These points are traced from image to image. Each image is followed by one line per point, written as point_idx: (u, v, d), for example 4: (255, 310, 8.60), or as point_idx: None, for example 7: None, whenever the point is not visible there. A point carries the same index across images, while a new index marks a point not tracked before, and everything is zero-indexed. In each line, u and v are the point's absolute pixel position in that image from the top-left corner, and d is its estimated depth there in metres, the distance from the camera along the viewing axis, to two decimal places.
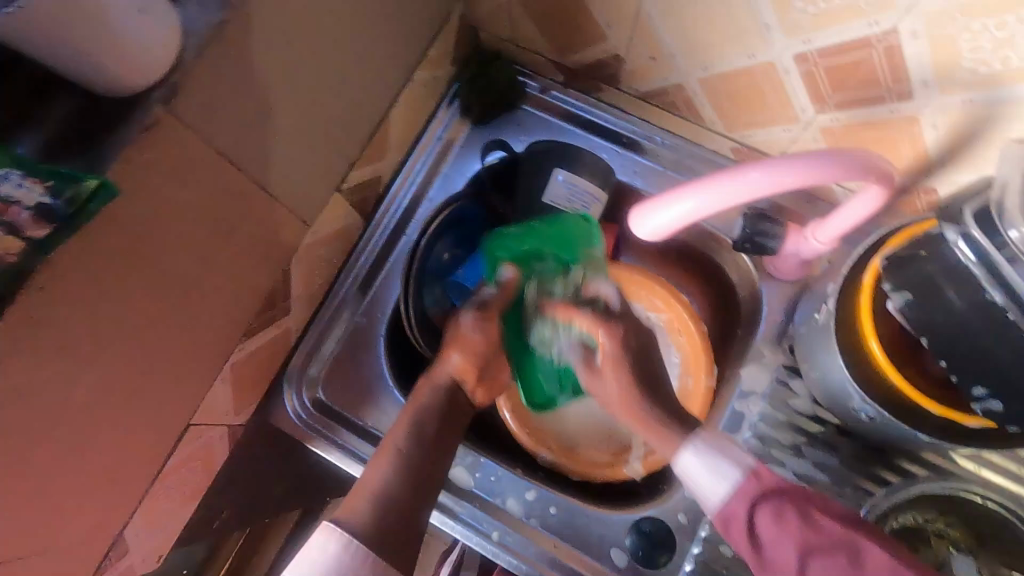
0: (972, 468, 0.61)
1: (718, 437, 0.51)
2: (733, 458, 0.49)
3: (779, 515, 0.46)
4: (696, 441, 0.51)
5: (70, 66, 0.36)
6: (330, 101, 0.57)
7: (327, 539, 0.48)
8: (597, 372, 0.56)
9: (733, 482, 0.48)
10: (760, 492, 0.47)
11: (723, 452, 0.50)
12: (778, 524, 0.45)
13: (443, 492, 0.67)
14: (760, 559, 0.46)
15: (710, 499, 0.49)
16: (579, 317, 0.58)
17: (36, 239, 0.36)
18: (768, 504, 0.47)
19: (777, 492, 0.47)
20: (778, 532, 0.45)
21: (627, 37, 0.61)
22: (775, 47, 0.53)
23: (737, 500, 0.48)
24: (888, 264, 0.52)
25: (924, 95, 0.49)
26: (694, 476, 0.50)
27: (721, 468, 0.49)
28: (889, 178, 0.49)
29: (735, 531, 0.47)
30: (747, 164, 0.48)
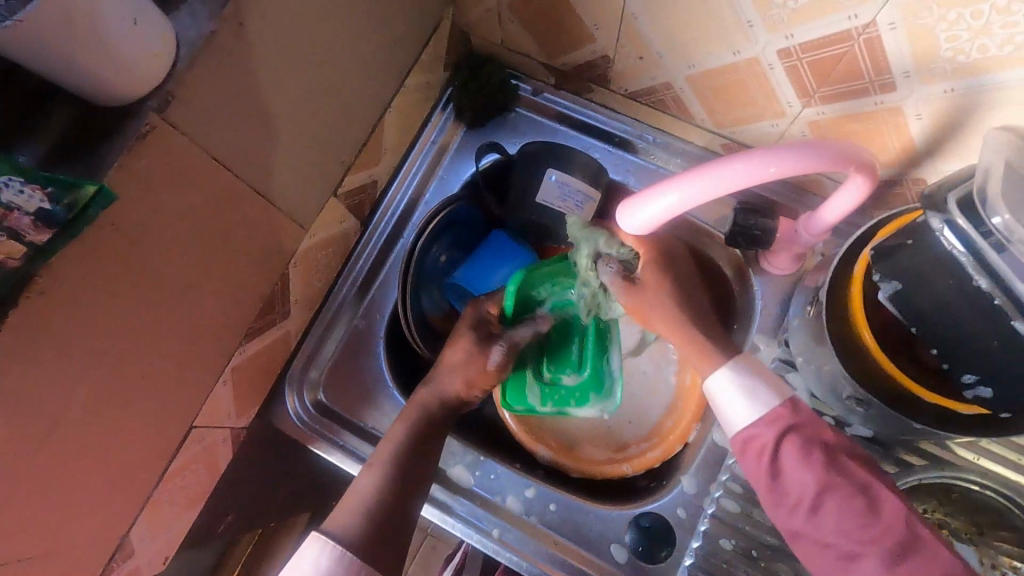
0: (971, 457, 0.61)
1: (757, 364, 0.53)
2: (770, 386, 0.51)
3: (806, 450, 0.48)
4: (737, 364, 0.52)
5: (68, 78, 0.38)
6: (324, 107, 0.59)
7: (318, 551, 0.50)
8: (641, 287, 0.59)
9: (768, 408, 0.50)
10: (792, 422, 0.49)
11: (761, 376, 0.52)
12: (804, 457, 0.47)
13: (436, 486, 0.68)
14: (775, 484, 0.48)
15: (736, 423, 0.51)
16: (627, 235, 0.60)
17: (36, 246, 0.38)
18: (798, 436, 0.49)
19: (804, 425, 0.49)
20: (804, 464, 0.47)
21: (614, 38, 0.63)
22: (758, 43, 0.54)
23: (768, 428, 0.49)
24: (875, 254, 0.53)
25: (906, 85, 0.50)
26: (727, 395, 0.52)
27: (758, 394, 0.51)
28: (871, 167, 0.49)
29: (755, 455, 0.49)
30: (725, 158, 0.48)
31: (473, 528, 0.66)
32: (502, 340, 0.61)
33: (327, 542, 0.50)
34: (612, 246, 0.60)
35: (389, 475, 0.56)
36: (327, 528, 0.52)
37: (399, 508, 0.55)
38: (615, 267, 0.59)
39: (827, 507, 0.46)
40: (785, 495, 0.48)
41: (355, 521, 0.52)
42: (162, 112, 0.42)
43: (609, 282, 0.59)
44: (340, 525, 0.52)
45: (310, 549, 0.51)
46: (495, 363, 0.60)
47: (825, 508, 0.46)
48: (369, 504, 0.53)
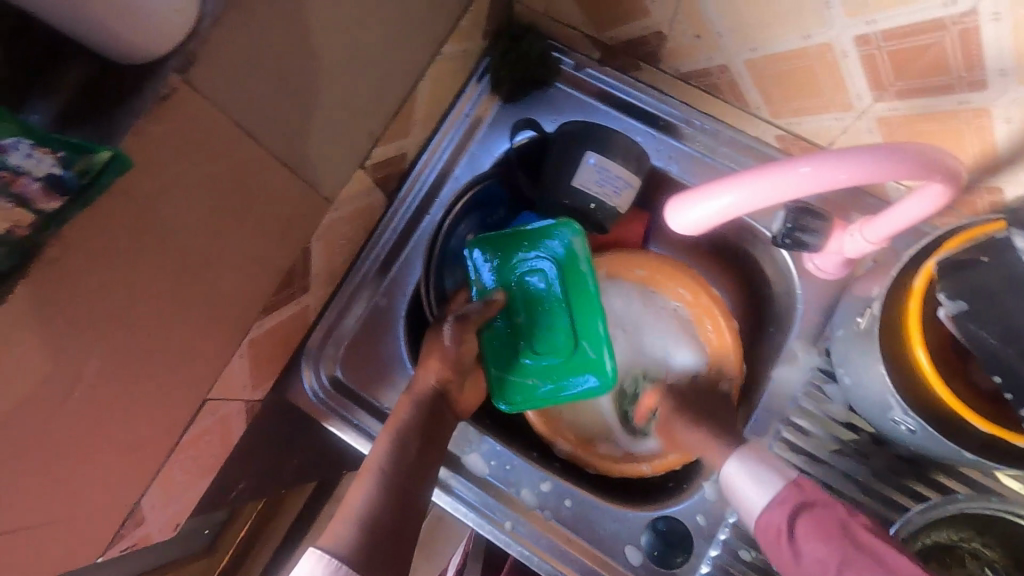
0: (1016, 487, 0.57)
1: (760, 453, 0.56)
2: (774, 468, 0.54)
3: (817, 525, 0.49)
4: (741, 452, 0.56)
5: (85, 34, 0.35)
6: (357, 73, 0.55)
7: (313, 566, 0.46)
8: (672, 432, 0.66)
9: (775, 491, 0.52)
10: (799, 501, 0.51)
11: (765, 462, 0.55)
12: (817, 533, 0.48)
13: (453, 476, 0.66)
14: (797, 565, 0.49)
15: (753, 507, 0.53)
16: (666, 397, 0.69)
17: (45, 214, 0.35)
18: (808, 515, 0.50)
19: (814, 502, 0.51)
20: (816, 539, 0.48)
21: (671, 13, 0.58)
22: (834, 27, 0.48)
23: (777, 508, 0.51)
24: (943, 268, 0.48)
25: (1000, 85, 0.45)
26: (740, 483, 0.55)
27: (765, 477, 0.54)
28: (956, 176, 0.45)
29: (774, 538, 0.51)
30: (795, 159, 0.45)
31: (484, 518, 0.65)
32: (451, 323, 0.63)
33: (325, 555, 0.47)
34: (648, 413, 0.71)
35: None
36: (325, 542, 0.49)
37: (400, 507, 0.53)
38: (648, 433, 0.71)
39: None
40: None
41: (353, 532, 0.50)
42: (185, 73, 0.39)
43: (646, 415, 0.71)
44: (335, 537, 0.49)
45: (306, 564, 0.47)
46: (449, 338, 0.62)
47: None
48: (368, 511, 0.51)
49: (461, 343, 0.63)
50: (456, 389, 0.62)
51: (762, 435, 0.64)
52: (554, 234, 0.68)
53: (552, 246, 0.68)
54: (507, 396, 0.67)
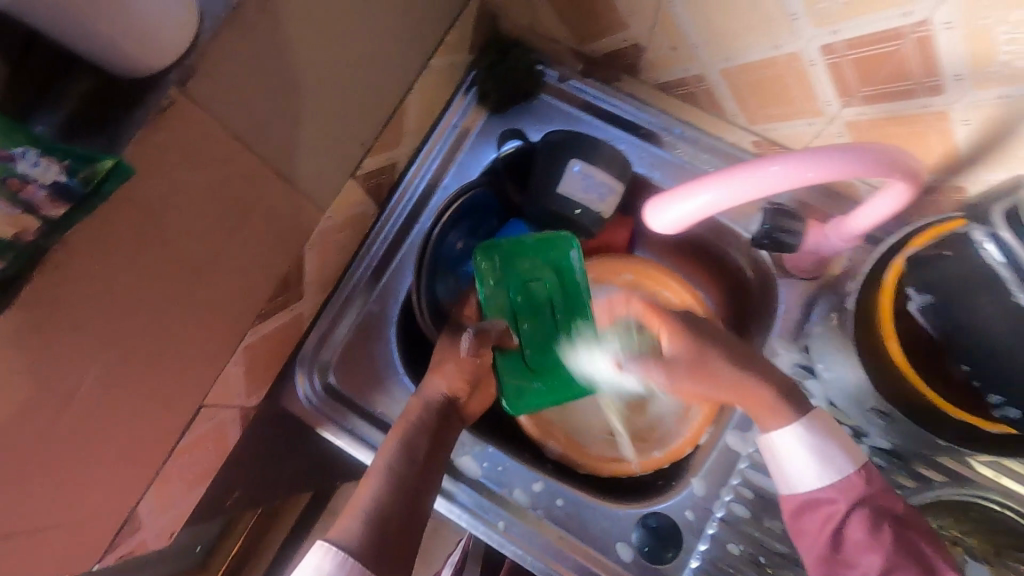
0: (990, 475, 0.59)
1: (831, 427, 0.57)
2: (845, 456, 0.55)
3: (875, 525, 0.52)
4: (811, 424, 0.56)
5: (87, 48, 0.36)
6: (347, 85, 0.57)
7: (321, 558, 0.49)
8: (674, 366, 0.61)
9: (839, 478, 0.55)
10: (860, 496, 0.54)
11: (837, 444, 0.56)
12: (873, 534, 0.52)
13: (448, 479, 0.67)
14: (836, 549, 0.53)
15: (800, 482, 0.56)
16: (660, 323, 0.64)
17: (50, 219, 0.36)
18: (867, 510, 0.53)
19: (874, 497, 0.54)
20: (871, 538, 0.51)
21: (649, 26, 0.60)
22: (801, 37, 0.51)
23: (838, 497, 0.54)
24: (909, 263, 0.52)
25: (957, 89, 0.48)
26: (795, 463, 0.56)
27: (831, 464, 0.55)
28: (913, 174, 0.48)
29: (825, 521, 0.54)
30: (764, 159, 0.47)
31: (478, 519, 0.66)
32: (470, 331, 0.62)
33: (332, 547, 0.49)
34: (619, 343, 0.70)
35: (400, 470, 0.55)
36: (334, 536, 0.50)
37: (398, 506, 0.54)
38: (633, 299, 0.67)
39: None
40: (843, 562, 0.53)
41: (359, 528, 0.50)
42: (184, 86, 0.40)
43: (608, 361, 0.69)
44: (344, 531, 0.50)
45: (313, 557, 0.49)
46: (468, 347, 0.61)
47: None
48: (365, 511, 0.52)
49: (478, 353, 0.62)
50: (464, 399, 0.62)
51: (747, 432, 0.66)
52: (557, 242, 0.71)
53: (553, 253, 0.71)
54: (517, 403, 0.67)
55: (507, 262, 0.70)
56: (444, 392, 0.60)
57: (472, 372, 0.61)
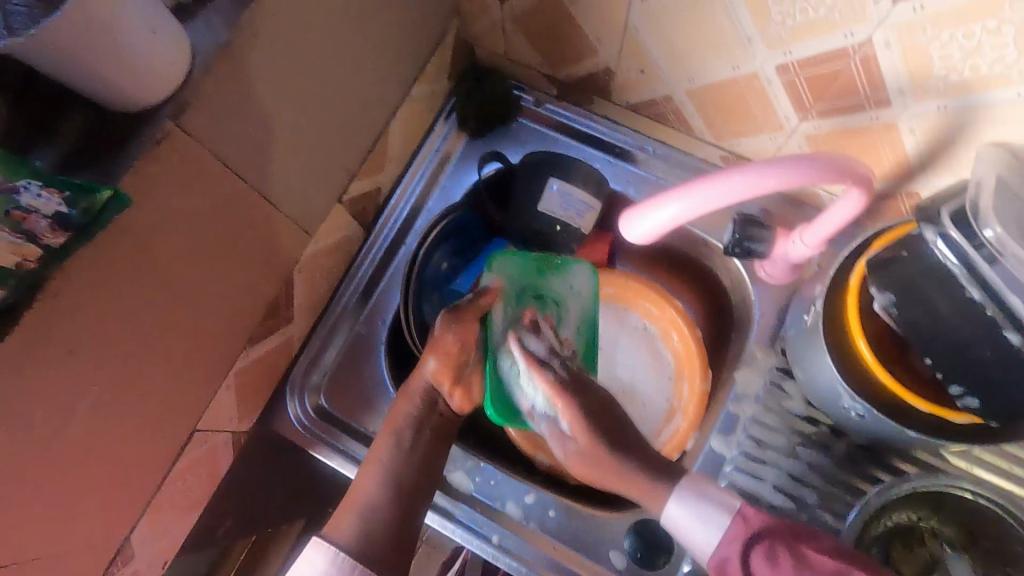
0: (964, 465, 0.63)
1: (702, 484, 0.53)
2: (717, 502, 0.52)
3: (770, 555, 0.47)
4: (680, 487, 0.53)
5: (87, 88, 0.39)
6: (331, 114, 0.59)
7: (315, 553, 0.51)
8: (567, 437, 0.57)
9: (722, 528, 0.50)
10: (749, 535, 0.49)
11: (705, 496, 0.52)
12: (772, 566, 0.46)
13: (438, 494, 0.68)
14: None
15: (703, 549, 0.51)
16: (541, 378, 0.58)
17: (52, 248, 0.38)
18: (760, 547, 0.48)
19: (765, 533, 0.49)
20: (774, 572, 0.46)
21: (616, 52, 0.64)
22: (758, 58, 0.55)
23: (729, 547, 0.49)
24: (872, 264, 0.53)
25: (900, 102, 0.52)
26: (685, 526, 0.52)
27: (709, 513, 0.51)
28: (865, 180, 0.51)
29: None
30: (728, 170, 0.51)
31: (472, 534, 0.67)
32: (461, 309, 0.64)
33: (324, 543, 0.52)
34: (534, 386, 0.59)
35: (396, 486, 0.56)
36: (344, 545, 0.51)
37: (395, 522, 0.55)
38: (559, 367, 0.59)
39: None
40: None
41: (358, 524, 0.54)
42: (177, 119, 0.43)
43: (523, 366, 0.60)
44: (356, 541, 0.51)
45: (308, 552, 0.52)
46: (439, 324, 0.62)
47: None
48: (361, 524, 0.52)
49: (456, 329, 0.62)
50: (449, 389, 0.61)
51: (730, 434, 0.67)
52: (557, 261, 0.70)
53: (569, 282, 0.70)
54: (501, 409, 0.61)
55: (485, 322, 0.64)
56: (426, 378, 0.61)
57: (458, 358, 0.61)
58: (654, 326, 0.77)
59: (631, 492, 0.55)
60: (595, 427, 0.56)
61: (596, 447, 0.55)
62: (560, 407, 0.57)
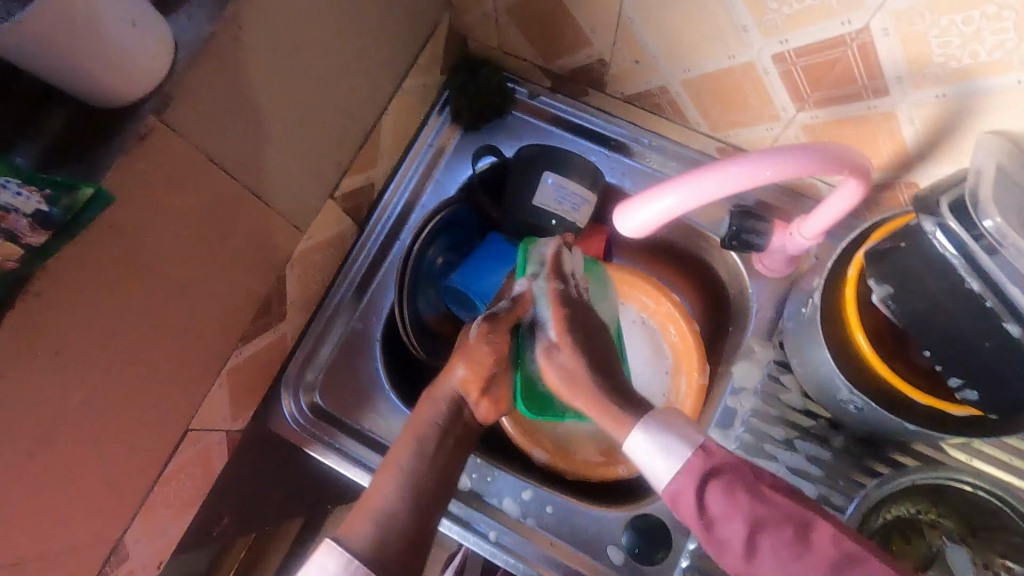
0: (964, 458, 0.63)
1: (669, 416, 0.52)
2: (681, 436, 0.50)
3: (729, 491, 0.47)
4: (646, 421, 0.52)
5: (67, 83, 0.38)
6: (321, 108, 0.59)
7: (325, 556, 0.51)
8: (554, 352, 0.59)
9: (683, 459, 0.49)
10: (708, 469, 0.48)
11: (670, 429, 0.51)
12: (727, 500, 0.47)
13: (454, 501, 0.67)
14: (709, 534, 0.47)
15: (658, 479, 0.50)
16: (551, 287, 0.61)
17: (33, 248, 0.37)
18: (717, 480, 0.48)
19: (725, 467, 0.48)
20: (727, 503, 0.47)
21: (611, 42, 0.63)
22: (754, 48, 0.54)
23: (684, 479, 0.48)
24: (869, 255, 0.53)
25: (899, 91, 0.51)
26: (644, 457, 0.51)
27: (671, 446, 0.50)
28: (864, 170, 0.51)
29: (685, 506, 0.48)
30: (722, 161, 0.50)
31: (469, 531, 0.66)
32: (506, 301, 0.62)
33: (337, 547, 0.52)
34: (542, 297, 0.61)
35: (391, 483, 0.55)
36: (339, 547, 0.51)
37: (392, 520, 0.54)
38: (578, 291, 0.63)
39: (762, 543, 0.45)
40: (723, 545, 0.47)
41: (372, 532, 0.53)
42: (161, 115, 0.42)
43: (545, 275, 0.62)
44: None
45: (319, 556, 0.51)
46: (473, 334, 0.60)
47: (759, 548, 0.45)
48: None
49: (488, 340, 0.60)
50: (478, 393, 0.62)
51: (729, 428, 0.67)
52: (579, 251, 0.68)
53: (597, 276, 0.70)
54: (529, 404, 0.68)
55: (516, 329, 0.63)
56: (455, 386, 0.61)
57: (487, 369, 0.61)
58: (652, 320, 0.76)
59: (600, 417, 0.57)
60: (585, 346, 0.59)
61: (580, 368, 0.58)
62: (561, 317, 0.60)
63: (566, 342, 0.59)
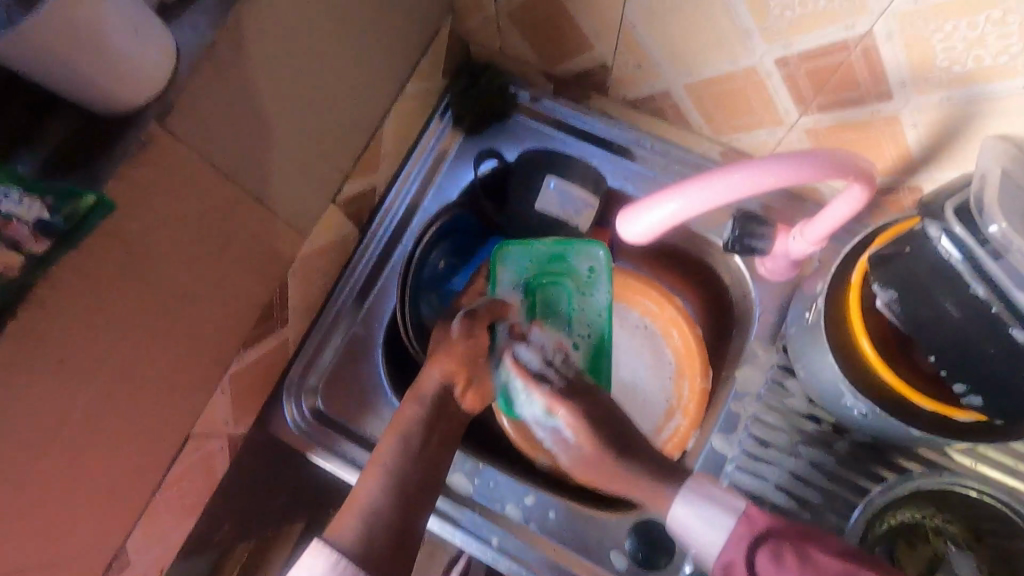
0: (969, 463, 0.62)
1: (710, 489, 0.53)
2: (724, 505, 0.51)
3: (776, 555, 0.46)
4: (685, 490, 0.53)
5: (69, 90, 0.38)
6: (323, 113, 0.58)
7: (314, 556, 0.51)
8: (570, 446, 0.58)
9: (727, 528, 0.50)
10: (754, 536, 0.48)
11: (711, 499, 0.52)
12: (776, 565, 0.46)
13: (442, 498, 0.67)
14: None
15: (709, 552, 0.50)
16: (538, 392, 0.60)
17: (35, 255, 0.38)
18: (765, 546, 0.47)
19: (772, 534, 0.48)
20: (776, 569, 0.46)
21: (613, 45, 0.63)
22: (756, 52, 0.54)
23: (733, 548, 0.49)
24: (874, 260, 0.52)
25: (903, 95, 0.51)
26: (694, 528, 0.51)
27: (715, 516, 0.51)
28: (868, 177, 0.51)
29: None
30: (728, 166, 0.50)
31: (472, 536, 0.66)
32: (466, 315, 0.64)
33: (325, 547, 0.52)
34: (530, 397, 0.61)
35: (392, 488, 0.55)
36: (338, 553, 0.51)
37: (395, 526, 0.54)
38: (555, 376, 0.61)
39: None
40: None
41: (364, 531, 0.53)
42: (163, 122, 0.42)
43: (518, 380, 0.61)
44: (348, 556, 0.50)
45: (308, 556, 0.51)
46: (456, 332, 0.63)
47: None
48: None
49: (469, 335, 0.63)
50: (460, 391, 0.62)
51: (731, 433, 0.67)
52: (556, 244, 0.71)
53: (587, 266, 0.72)
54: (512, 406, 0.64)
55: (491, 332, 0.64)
56: (438, 381, 0.61)
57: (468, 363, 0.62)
58: (653, 324, 0.77)
59: (637, 496, 0.56)
60: (600, 434, 0.57)
61: (598, 450, 0.57)
62: (562, 415, 0.58)
63: (582, 442, 0.57)
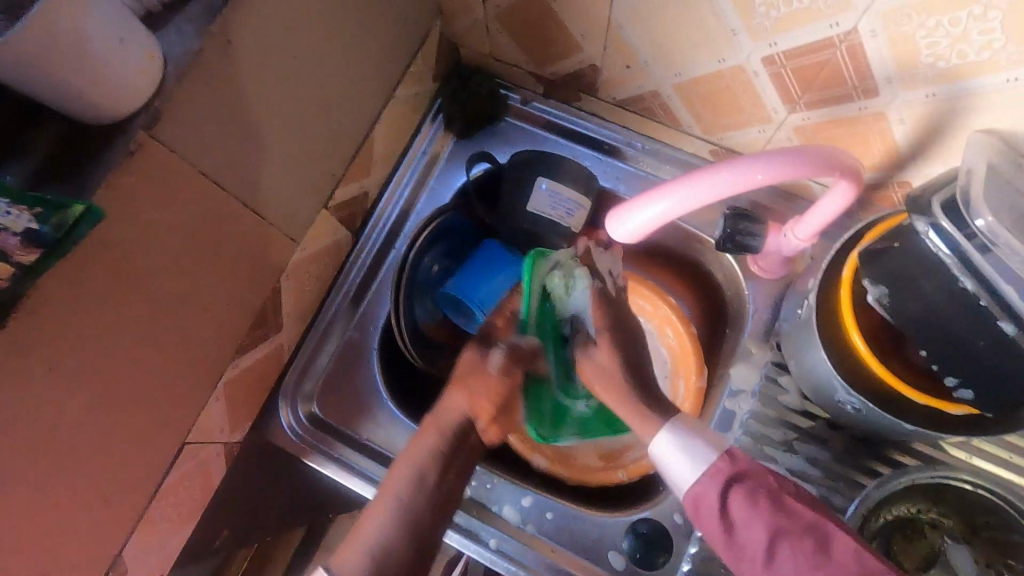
0: (964, 457, 0.63)
1: (698, 423, 0.53)
2: (709, 441, 0.51)
3: (752, 499, 0.46)
4: (676, 421, 0.53)
5: (56, 100, 0.38)
6: (313, 119, 0.59)
7: None
8: (591, 351, 0.60)
9: (709, 462, 0.49)
10: (732, 474, 0.48)
11: (699, 433, 0.51)
12: (750, 508, 0.46)
13: (460, 513, 0.67)
14: (729, 540, 0.46)
15: (681, 485, 0.50)
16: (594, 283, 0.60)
17: (24, 265, 0.37)
18: (741, 487, 0.47)
19: (749, 477, 0.48)
20: (749, 510, 0.46)
21: (601, 46, 0.63)
22: (742, 51, 0.54)
23: (709, 482, 0.48)
24: (863, 256, 0.53)
25: (889, 91, 0.51)
26: (670, 460, 0.51)
27: (699, 450, 0.50)
28: (854, 172, 0.51)
29: (707, 512, 0.48)
30: (716, 165, 0.50)
31: (470, 539, 0.66)
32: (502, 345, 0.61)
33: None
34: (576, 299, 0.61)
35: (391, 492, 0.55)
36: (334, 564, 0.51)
37: None
38: (610, 282, 0.61)
39: (781, 554, 0.44)
40: (742, 554, 0.46)
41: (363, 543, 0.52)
42: (151, 130, 0.42)
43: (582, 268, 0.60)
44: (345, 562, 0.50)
45: None
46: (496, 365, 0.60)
47: (779, 558, 0.44)
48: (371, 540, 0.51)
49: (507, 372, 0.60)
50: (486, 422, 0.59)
51: (727, 431, 0.67)
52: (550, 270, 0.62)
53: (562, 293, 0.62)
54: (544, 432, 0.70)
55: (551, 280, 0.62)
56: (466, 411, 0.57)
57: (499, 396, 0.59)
58: (650, 325, 0.76)
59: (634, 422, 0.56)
60: (625, 355, 0.58)
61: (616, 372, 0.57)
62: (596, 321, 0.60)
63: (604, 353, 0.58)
